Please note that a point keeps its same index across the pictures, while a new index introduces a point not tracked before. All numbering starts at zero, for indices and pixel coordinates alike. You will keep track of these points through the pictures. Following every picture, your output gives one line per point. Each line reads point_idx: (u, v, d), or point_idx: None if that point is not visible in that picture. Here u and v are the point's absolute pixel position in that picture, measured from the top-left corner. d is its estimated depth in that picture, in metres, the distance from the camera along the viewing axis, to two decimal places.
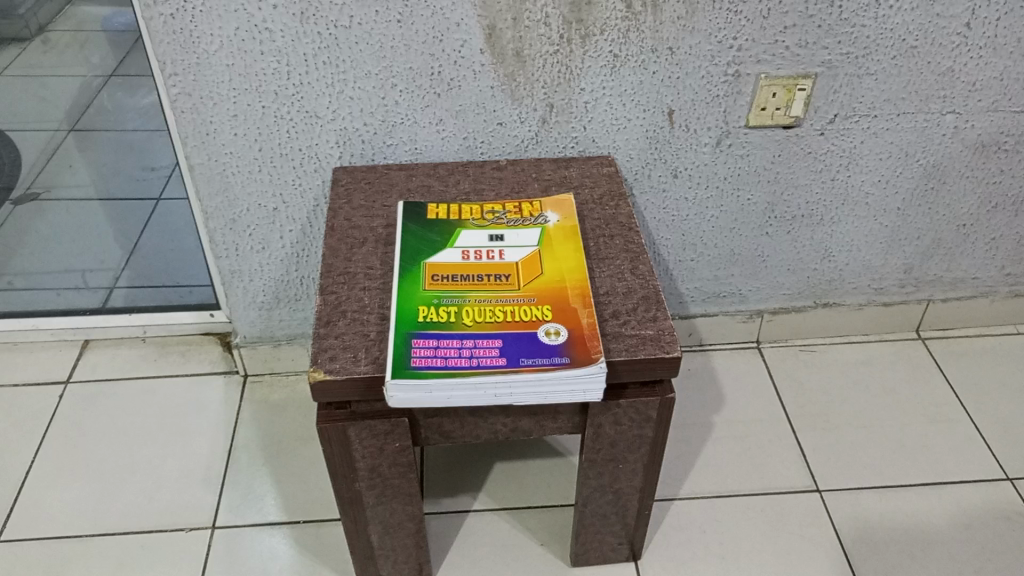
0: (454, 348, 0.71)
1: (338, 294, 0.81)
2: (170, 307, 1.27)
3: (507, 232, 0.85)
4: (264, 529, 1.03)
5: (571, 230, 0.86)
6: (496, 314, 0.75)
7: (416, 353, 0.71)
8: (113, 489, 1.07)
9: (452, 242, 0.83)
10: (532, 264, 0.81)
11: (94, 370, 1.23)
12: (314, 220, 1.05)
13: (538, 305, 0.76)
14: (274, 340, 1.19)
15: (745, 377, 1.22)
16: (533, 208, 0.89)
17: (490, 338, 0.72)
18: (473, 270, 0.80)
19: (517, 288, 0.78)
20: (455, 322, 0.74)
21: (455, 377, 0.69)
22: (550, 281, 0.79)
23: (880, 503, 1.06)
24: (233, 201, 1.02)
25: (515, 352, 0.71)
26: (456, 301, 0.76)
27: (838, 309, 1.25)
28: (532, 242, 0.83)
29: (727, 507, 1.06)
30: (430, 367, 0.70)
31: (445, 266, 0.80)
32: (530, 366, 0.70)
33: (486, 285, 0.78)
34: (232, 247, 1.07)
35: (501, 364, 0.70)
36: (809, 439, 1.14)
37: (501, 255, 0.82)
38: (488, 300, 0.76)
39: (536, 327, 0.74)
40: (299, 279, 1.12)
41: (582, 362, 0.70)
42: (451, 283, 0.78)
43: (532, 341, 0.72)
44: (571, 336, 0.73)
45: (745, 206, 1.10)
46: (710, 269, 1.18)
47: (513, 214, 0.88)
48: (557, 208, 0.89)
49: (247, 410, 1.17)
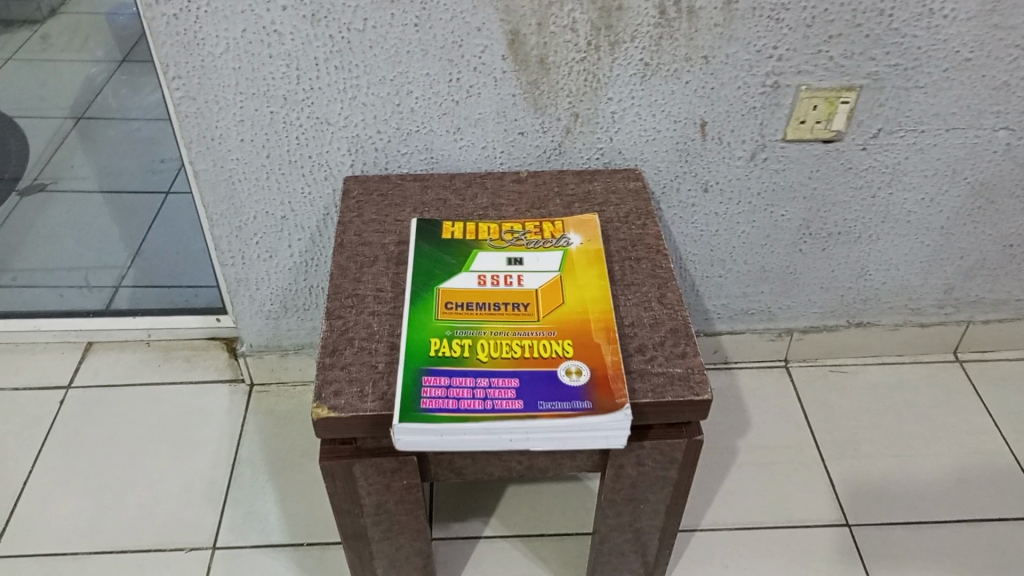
0: (468, 389, 0.66)
1: (345, 319, 0.76)
2: (175, 310, 1.23)
3: (527, 255, 0.79)
4: (267, 551, 0.99)
5: (596, 253, 0.80)
6: (513, 348, 0.70)
7: (426, 393, 0.66)
8: (112, 503, 1.04)
9: (467, 265, 0.78)
10: (552, 292, 0.75)
11: (96, 375, 1.19)
12: (323, 230, 1.01)
13: (558, 340, 0.71)
14: (282, 349, 1.14)
15: (771, 399, 1.17)
16: (556, 227, 0.83)
17: (507, 378, 0.67)
18: (490, 296, 0.75)
19: (536, 319, 0.72)
20: (469, 357, 0.69)
21: (469, 423, 0.64)
22: (572, 311, 0.73)
23: (912, 541, 1.01)
24: (239, 208, 0.97)
25: (533, 395, 0.66)
26: (470, 333, 0.71)
27: (871, 329, 1.19)
28: (553, 267, 0.78)
29: (749, 540, 1.01)
30: (442, 411, 0.65)
31: (459, 292, 0.75)
32: (549, 411, 0.65)
33: (503, 315, 0.73)
34: (238, 255, 1.02)
35: (517, 408, 0.65)
36: (839, 470, 1.08)
37: (520, 280, 0.76)
38: (505, 333, 0.71)
39: (556, 365, 0.68)
40: (307, 289, 1.07)
41: (606, 408, 0.65)
42: (466, 312, 0.73)
43: (552, 381, 0.67)
44: (593, 377, 0.68)
45: (779, 222, 1.04)
46: (739, 286, 1.12)
47: (533, 235, 0.82)
48: (581, 228, 0.83)
49: (252, 422, 1.13)
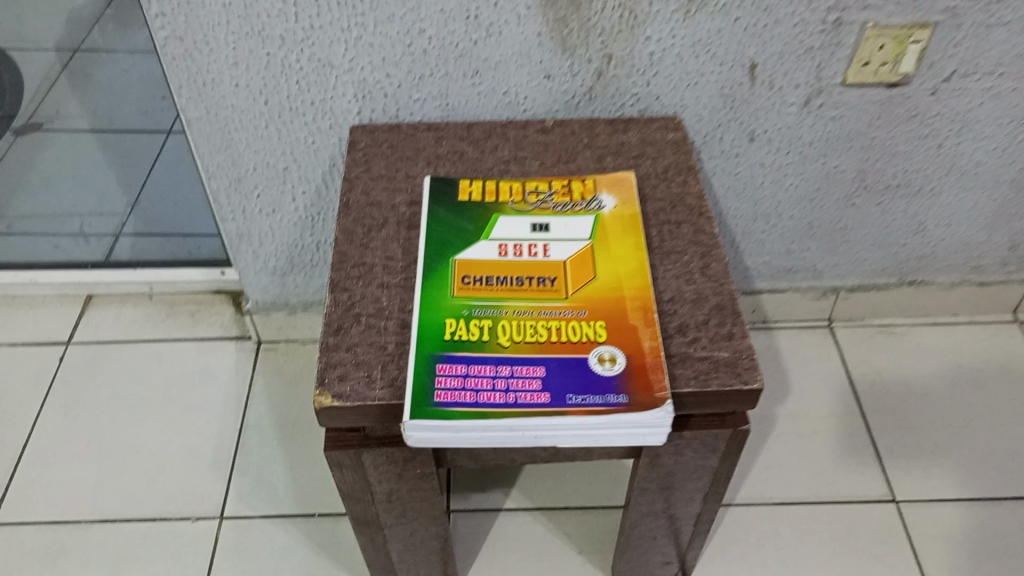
0: (488, 379, 0.59)
1: (351, 292, 0.69)
2: (177, 262, 1.16)
3: (554, 221, 0.71)
4: (277, 522, 0.94)
5: (631, 219, 0.71)
6: (538, 331, 0.62)
7: (441, 384, 0.59)
8: (114, 470, 0.99)
9: (486, 232, 0.70)
10: (582, 265, 0.67)
11: (97, 331, 1.13)
12: (329, 182, 0.92)
13: (589, 321, 0.63)
14: (290, 307, 1.07)
15: (812, 362, 1.09)
16: (586, 188, 0.74)
17: (532, 366, 0.60)
18: (512, 270, 0.66)
19: (565, 297, 0.64)
20: (489, 341, 0.61)
21: (488, 420, 0.57)
22: (604, 288, 0.65)
23: (964, 521, 0.94)
24: (237, 158, 0.89)
25: (561, 387, 0.59)
26: (490, 313, 0.63)
27: (925, 288, 1.10)
28: (583, 235, 0.69)
29: (788, 518, 0.95)
30: (458, 405, 0.57)
31: (477, 264, 0.67)
32: (579, 406, 0.57)
33: (527, 292, 0.65)
34: (238, 209, 0.95)
35: (543, 401, 0.58)
36: (885, 441, 1.01)
37: (546, 251, 0.68)
38: (529, 313, 0.63)
39: (587, 352, 0.61)
40: (314, 245, 1.00)
41: (643, 404, 0.58)
42: (485, 288, 0.65)
43: (583, 371, 0.59)
44: (629, 366, 0.60)
45: (831, 174, 0.94)
46: (783, 243, 1.03)
47: (561, 196, 0.73)
48: (614, 188, 0.74)
49: (260, 383, 1.07)
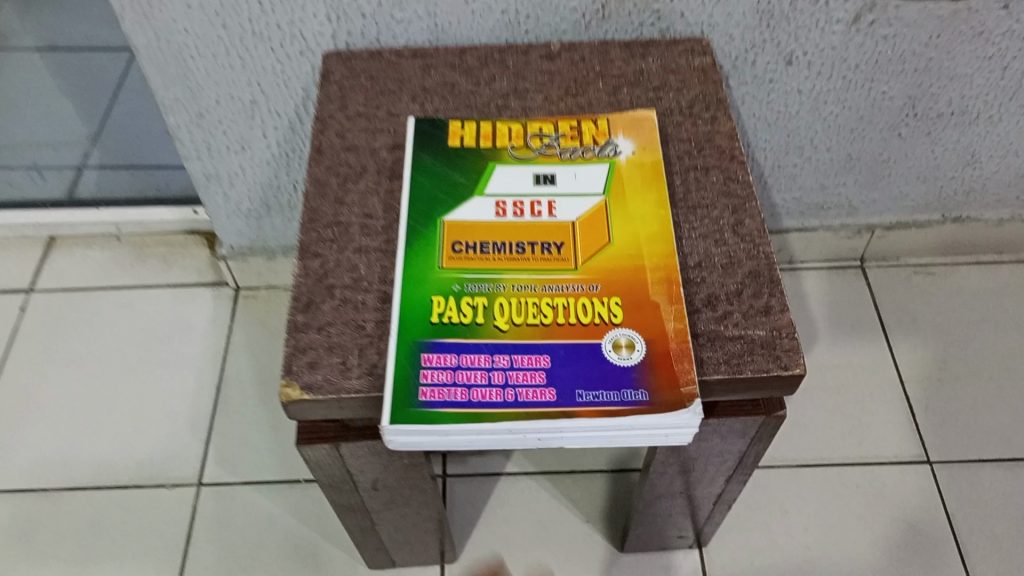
0: (483, 373, 0.50)
1: (324, 259, 0.58)
2: (145, 199, 1.06)
3: (560, 170, 0.60)
4: (261, 488, 0.87)
5: (652, 169, 0.60)
6: (542, 312, 0.52)
7: (426, 379, 0.49)
8: (84, 432, 0.91)
9: (481, 187, 0.59)
10: (594, 228, 0.57)
11: (61, 277, 1.03)
12: (304, 116, 0.81)
13: (602, 299, 0.53)
14: (268, 252, 0.98)
15: (842, 307, 1.00)
16: (598, 129, 0.63)
17: (534, 356, 0.50)
18: (511, 234, 0.56)
19: (574, 268, 0.55)
20: (484, 325, 0.52)
21: (483, 424, 0.48)
22: (621, 256, 0.55)
23: (1006, 484, 0.86)
24: (196, 90, 0.77)
25: (569, 381, 0.49)
26: (485, 289, 0.54)
27: (971, 225, 0.99)
28: (594, 190, 0.59)
29: (813, 480, 0.88)
30: (448, 406, 0.48)
31: (470, 227, 0.57)
32: (591, 406, 0.48)
33: (529, 263, 0.55)
34: (202, 147, 0.84)
35: (548, 400, 0.48)
36: (920, 395, 0.93)
37: (551, 210, 0.58)
38: (531, 288, 0.53)
39: (599, 337, 0.51)
40: (291, 185, 0.89)
41: (666, 402, 0.48)
42: (479, 258, 0.55)
43: (595, 362, 0.50)
44: (649, 354, 0.50)
45: (877, 101, 0.82)
46: (816, 177, 0.92)
47: (568, 140, 0.63)
48: (631, 129, 0.63)
49: (239, 334, 0.99)
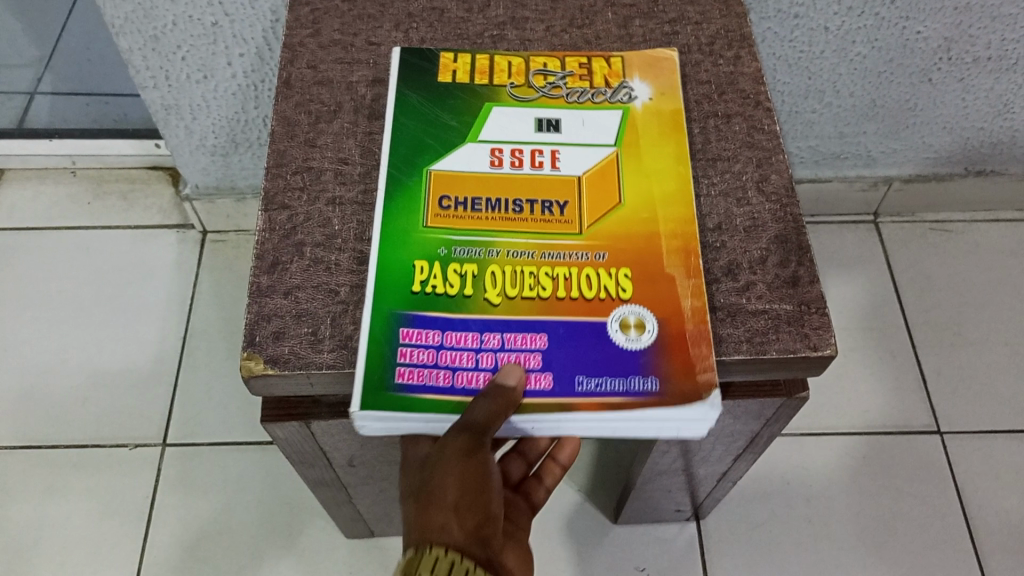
0: (470, 355, 0.42)
1: (291, 210, 0.50)
2: (103, 131, 0.96)
3: (566, 115, 0.52)
4: (230, 449, 0.81)
5: (672, 119, 0.52)
6: (539, 285, 0.44)
7: (404, 359, 0.42)
8: (36, 384, 0.84)
9: (474, 132, 0.50)
10: (603, 185, 0.48)
11: (11, 214, 0.95)
12: (272, 42, 0.72)
13: (609, 270, 0.45)
14: (237, 192, 0.90)
15: (853, 265, 0.94)
16: (611, 70, 0.54)
17: (530, 336, 0.43)
18: (506, 189, 0.48)
19: (578, 233, 0.46)
20: (473, 297, 0.44)
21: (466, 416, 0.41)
22: (633, 219, 0.47)
23: (1019, 456, 0.82)
24: (149, 9, 0.68)
25: (568, 365, 0.42)
26: (474, 254, 0.45)
27: (994, 180, 0.92)
28: (605, 140, 0.50)
29: (818, 450, 0.83)
30: (427, 391, 0.41)
31: (459, 178, 0.48)
32: (592, 397, 0.41)
33: (525, 225, 0.47)
34: (159, 74, 0.75)
35: (543, 389, 0.41)
36: (932, 361, 0.88)
37: (554, 161, 0.49)
38: (527, 255, 0.45)
39: (604, 315, 0.43)
40: (260, 118, 0.80)
41: (679, 394, 0.41)
42: (468, 217, 0.47)
43: (600, 342, 0.43)
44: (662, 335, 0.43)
45: (910, 42, 0.74)
46: (836, 125, 0.84)
47: (576, 80, 0.54)
48: (649, 72, 0.54)
49: (205, 281, 0.91)
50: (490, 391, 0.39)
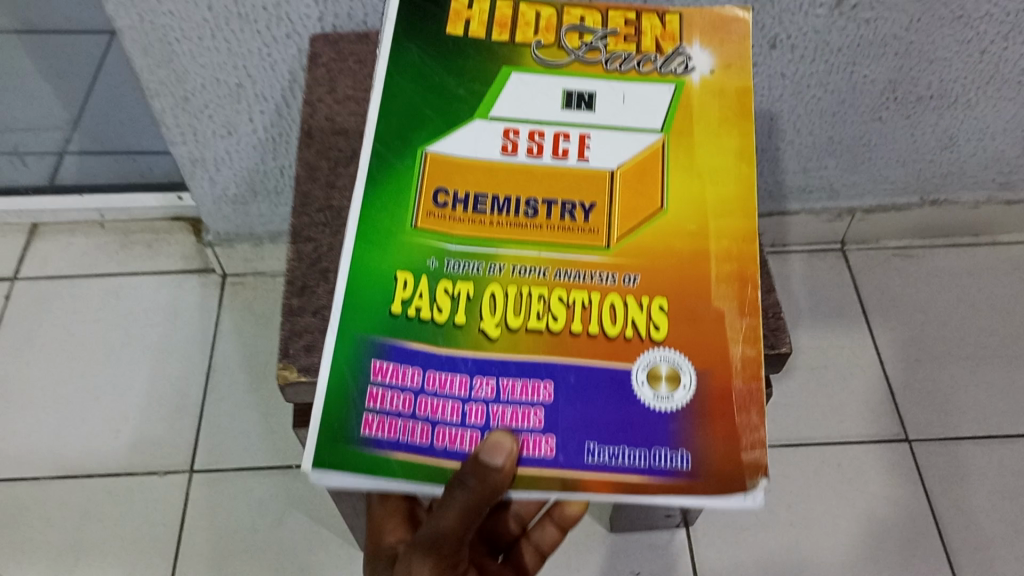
0: (455, 407, 0.45)
1: (317, 242, 0.58)
2: (130, 187, 1.04)
3: (602, 87, 0.52)
4: (251, 474, 0.88)
5: (735, 98, 0.52)
6: (542, 311, 0.47)
7: (373, 403, 0.45)
8: (71, 420, 0.91)
9: (485, 108, 0.52)
10: (636, 193, 0.49)
11: (45, 265, 1.03)
12: (290, 100, 0.81)
13: (639, 299, 0.47)
14: (255, 238, 0.98)
15: (824, 290, 1.02)
16: (666, 30, 0.54)
17: (533, 388, 0.45)
18: (521, 189, 0.50)
19: (605, 247, 0.48)
20: (467, 326, 0.46)
21: (445, 480, 0.44)
22: (673, 231, 0.49)
23: (982, 459, 0.89)
24: (182, 74, 0.77)
25: (578, 432, 0.44)
26: (466, 271, 0.48)
27: (948, 207, 1.01)
28: (649, 124, 0.51)
29: (798, 459, 0.90)
30: (398, 449, 0.44)
31: (457, 167, 0.50)
32: (600, 469, 0.43)
33: (548, 233, 0.49)
34: (188, 131, 0.83)
35: (549, 457, 0.44)
36: (900, 375, 0.95)
37: (583, 149, 0.51)
38: (539, 274, 0.48)
39: (629, 361, 0.45)
40: (278, 169, 0.89)
41: (718, 479, 0.43)
42: (460, 220, 0.49)
43: (619, 404, 0.45)
44: (696, 399, 0.45)
45: (858, 85, 0.83)
46: (799, 161, 0.93)
47: (620, 41, 0.54)
48: (712, 36, 0.53)
49: (227, 320, 0.98)
50: (467, 484, 0.42)
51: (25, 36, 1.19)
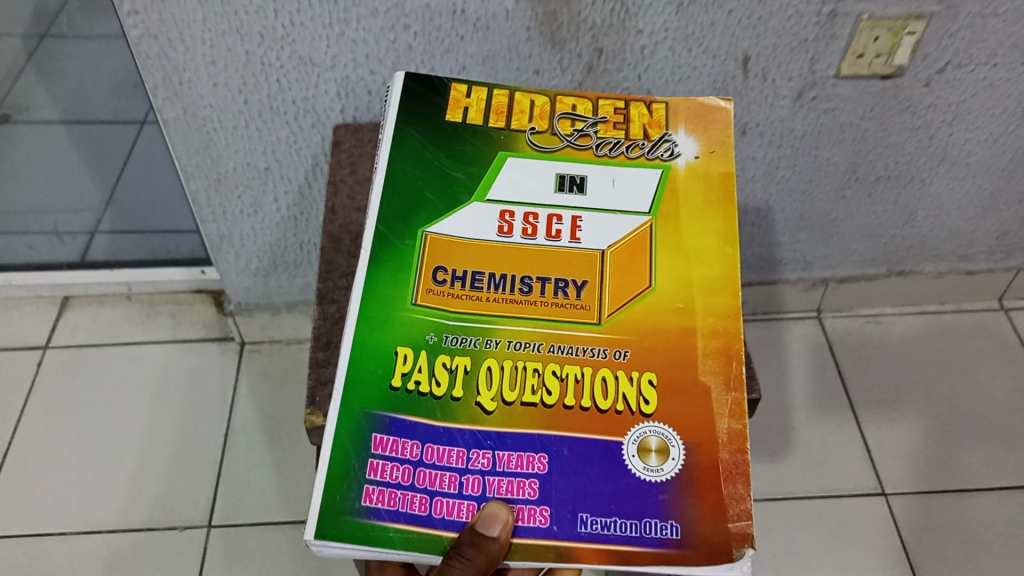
0: (454, 478, 0.45)
1: (341, 305, 0.65)
2: (156, 261, 1.12)
3: (593, 173, 0.54)
4: (266, 529, 0.93)
5: (719, 183, 0.54)
6: (538, 385, 0.47)
7: (374, 474, 0.45)
8: (97, 478, 0.97)
9: (482, 193, 0.54)
10: (627, 270, 0.51)
11: (75, 333, 1.10)
12: (312, 182, 0.90)
13: (630, 373, 0.47)
14: (273, 307, 1.05)
15: (802, 354, 1.10)
16: (653, 117, 0.56)
17: (528, 460, 0.45)
18: (516, 267, 0.51)
19: (596, 323, 0.49)
20: (464, 400, 0.47)
21: (444, 551, 0.43)
22: (662, 307, 0.49)
23: (954, 510, 0.95)
24: (216, 158, 0.86)
25: (571, 503, 0.44)
26: (463, 346, 0.48)
27: (914, 277, 1.10)
28: (638, 207, 0.53)
29: (781, 511, 0.96)
30: (398, 518, 0.44)
31: (455, 246, 0.52)
32: (593, 540, 0.43)
33: (541, 307, 0.50)
34: (218, 210, 0.92)
35: (542, 528, 0.44)
36: (876, 432, 1.02)
37: (574, 230, 0.52)
38: (533, 348, 0.48)
39: (621, 434, 0.46)
40: (297, 244, 0.97)
41: (706, 550, 0.43)
42: (457, 298, 0.50)
43: (612, 476, 0.45)
44: (685, 470, 0.45)
45: (823, 166, 0.93)
46: (773, 235, 1.02)
47: (609, 127, 0.56)
48: (697, 124, 0.56)
49: (245, 385, 1.05)
50: (466, 556, 0.42)
51: (70, 125, 1.22)
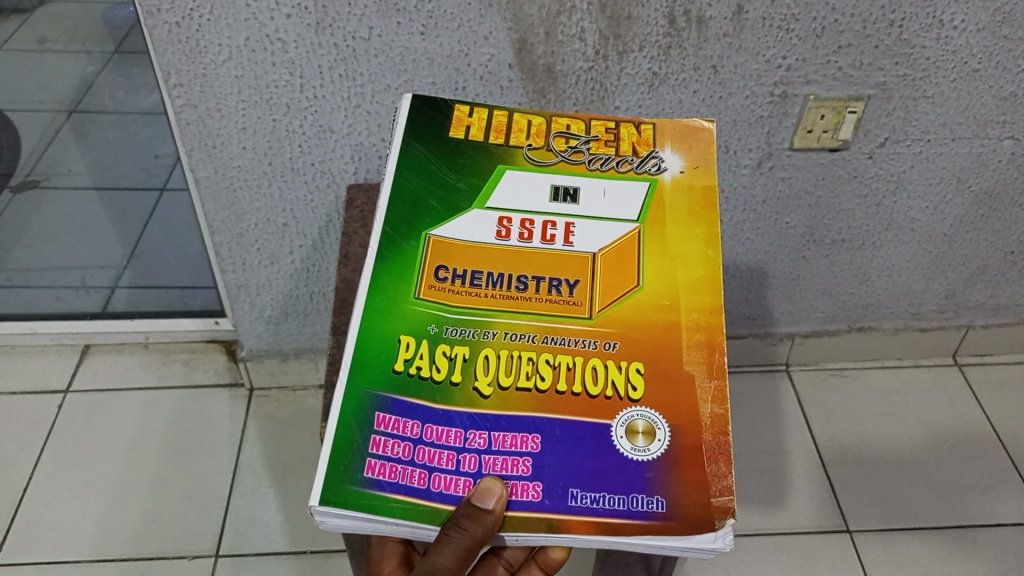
0: (451, 458, 0.52)
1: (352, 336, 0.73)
2: (174, 313, 1.22)
3: (585, 185, 0.62)
4: (270, 559, 0.99)
5: (703, 195, 0.62)
6: (536, 370, 0.55)
7: (376, 449, 0.51)
8: (111, 510, 1.03)
9: (482, 200, 0.62)
10: (616, 271, 0.59)
11: (94, 379, 1.18)
12: (325, 236, 1.00)
13: (618, 363, 0.55)
14: (282, 354, 1.14)
15: (770, 405, 1.20)
16: (641, 137, 0.65)
17: (523, 439, 0.52)
18: (515, 268, 0.59)
19: (587, 317, 0.57)
20: (464, 385, 0.54)
21: (441, 522, 0.50)
22: (647, 303, 0.57)
23: (912, 547, 1.03)
24: (240, 215, 0.96)
25: (562, 479, 0.51)
26: (464, 336, 0.56)
27: (873, 333, 1.20)
28: (627, 216, 0.61)
29: (751, 546, 1.03)
30: (398, 491, 0.50)
31: (456, 249, 0.60)
32: (582, 512, 0.50)
33: (536, 303, 0.57)
34: (238, 262, 1.02)
35: (535, 502, 0.50)
36: (840, 476, 1.11)
37: (567, 235, 0.60)
38: (532, 339, 0.56)
39: (610, 418, 0.53)
40: (308, 295, 1.07)
41: (690, 520, 0.50)
42: (460, 292, 0.58)
43: (598, 454, 0.52)
44: (669, 450, 0.52)
45: (783, 230, 1.03)
46: (741, 292, 1.12)
47: (601, 145, 0.65)
48: (682, 142, 0.64)
49: (253, 427, 1.13)
50: (462, 527, 0.48)
51: (105, 191, 1.31)
